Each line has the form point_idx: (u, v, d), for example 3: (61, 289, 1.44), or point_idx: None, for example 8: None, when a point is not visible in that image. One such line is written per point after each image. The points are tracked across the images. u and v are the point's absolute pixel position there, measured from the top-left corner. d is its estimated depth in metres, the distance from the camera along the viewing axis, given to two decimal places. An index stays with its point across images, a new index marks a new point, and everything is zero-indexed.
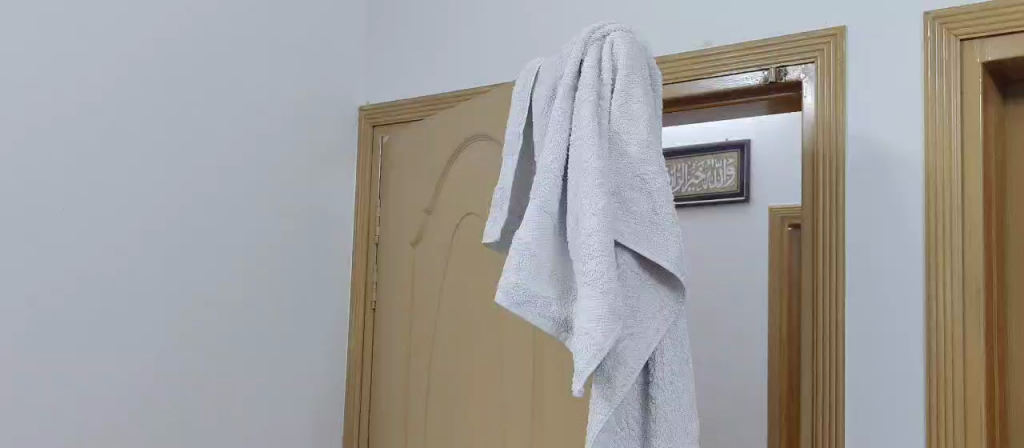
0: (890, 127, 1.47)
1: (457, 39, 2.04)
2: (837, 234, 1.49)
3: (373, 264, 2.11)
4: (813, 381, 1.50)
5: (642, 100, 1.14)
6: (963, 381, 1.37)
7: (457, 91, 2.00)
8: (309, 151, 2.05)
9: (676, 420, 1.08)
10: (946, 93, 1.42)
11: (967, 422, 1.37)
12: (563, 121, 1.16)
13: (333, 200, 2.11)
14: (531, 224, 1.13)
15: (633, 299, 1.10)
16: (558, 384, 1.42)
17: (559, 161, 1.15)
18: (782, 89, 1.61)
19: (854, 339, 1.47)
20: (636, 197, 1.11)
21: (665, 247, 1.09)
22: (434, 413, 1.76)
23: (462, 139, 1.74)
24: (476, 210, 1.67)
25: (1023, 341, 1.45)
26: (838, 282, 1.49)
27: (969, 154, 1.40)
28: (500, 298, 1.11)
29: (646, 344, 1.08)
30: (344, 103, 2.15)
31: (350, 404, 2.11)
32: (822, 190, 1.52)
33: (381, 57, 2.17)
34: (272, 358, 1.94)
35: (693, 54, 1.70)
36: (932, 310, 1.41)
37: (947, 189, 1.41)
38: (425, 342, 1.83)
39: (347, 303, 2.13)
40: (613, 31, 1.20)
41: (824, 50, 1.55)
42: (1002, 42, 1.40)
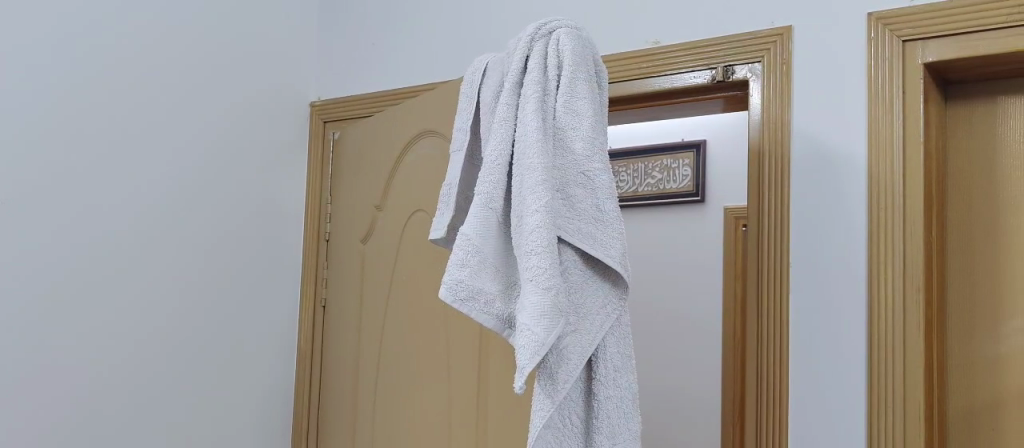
0: (834, 127, 1.48)
1: (410, 35, 2.02)
2: (782, 232, 1.50)
3: (323, 260, 2.09)
4: (759, 381, 1.51)
5: (587, 97, 1.14)
6: (903, 380, 1.39)
7: (409, 87, 1.99)
8: (261, 147, 2.03)
9: (618, 417, 1.08)
10: (890, 93, 1.44)
11: (906, 418, 1.39)
12: (508, 117, 1.16)
13: (284, 197, 2.09)
14: (475, 221, 1.12)
15: (577, 296, 1.10)
16: (504, 381, 1.42)
17: (503, 157, 1.14)
18: (728, 89, 1.62)
19: (796, 338, 1.48)
20: (580, 193, 1.11)
21: (608, 244, 1.09)
22: (381, 412, 1.74)
23: (411, 136, 1.74)
24: (423, 206, 1.66)
25: (960, 339, 1.47)
26: (782, 282, 1.50)
27: (912, 155, 1.42)
28: (443, 294, 1.11)
29: (589, 341, 1.08)
30: (296, 98, 2.13)
31: (298, 404, 2.08)
32: (767, 189, 1.52)
33: (334, 52, 2.15)
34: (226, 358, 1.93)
35: (642, 51, 1.70)
36: (874, 309, 1.42)
37: (890, 187, 1.42)
38: (373, 339, 1.82)
39: (298, 300, 2.11)
40: (560, 28, 1.20)
41: (770, 50, 1.56)
42: (943, 43, 1.42)
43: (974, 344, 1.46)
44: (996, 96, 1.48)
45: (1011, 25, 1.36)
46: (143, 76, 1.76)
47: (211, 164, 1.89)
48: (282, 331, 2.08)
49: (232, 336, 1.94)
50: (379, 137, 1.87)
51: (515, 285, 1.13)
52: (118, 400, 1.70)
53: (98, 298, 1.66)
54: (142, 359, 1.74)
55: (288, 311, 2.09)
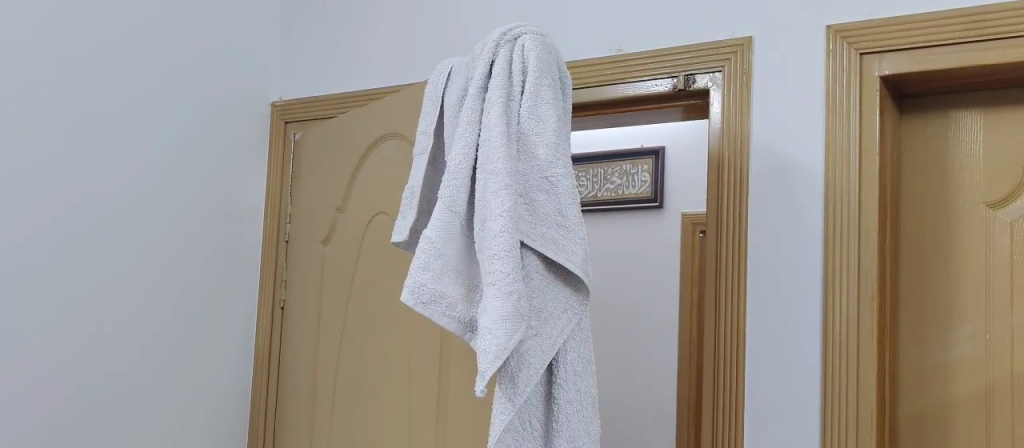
0: (792, 136, 1.51)
1: (373, 37, 2.02)
2: (740, 239, 1.52)
3: (282, 261, 2.08)
4: (716, 385, 1.52)
5: (551, 103, 1.15)
6: (856, 385, 1.42)
7: (371, 90, 1.99)
8: (222, 146, 2.01)
9: (577, 420, 1.09)
10: (847, 104, 1.47)
11: (859, 422, 1.41)
12: (472, 121, 1.17)
13: (245, 197, 2.07)
14: (438, 224, 1.13)
15: (538, 300, 1.10)
16: (465, 383, 1.43)
17: (467, 162, 1.15)
18: (689, 97, 1.64)
19: (753, 342, 1.50)
20: (543, 198, 1.12)
21: (571, 249, 1.10)
22: (340, 413, 1.74)
23: (373, 138, 1.74)
24: (385, 208, 1.66)
25: (912, 345, 1.50)
26: (740, 286, 1.52)
27: (867, 165, 1.45)
28: (406, 297, 1.11)
29: (550, 344, 1.09)
30: (257, 97, 2.11)
31: (255, 404, 2.06)
32: (726, 195, 1.54)
33: (295, 52, 2.14)
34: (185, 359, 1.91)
35: (604, 58, 1.71)
36: (830, 316, 1.44)
37: (846, 197, 1.45)
38: (332, 340, 1.81)
39: (257, 301, 2.10)
40: (525, 33, 1.21)
41: (732, 59, 1.58)
42: (898, 57, 1.45)
43: (925, 350, 1.49)
44: (950, 109, 1.52)
45: (965, 41, 1.40)
46: (102, 72, 1.74)
47: (172, 163, 1.87)
48: (240, 332, 2.06)
49: (190, 337, 1.92)
50: (341, 138, 1.87)
51: (477, 289, 1.14)
52: (74, 400, 1.67)
53: (54, 297, 1.64)
54: (98, 359, 1.72)
55: (246, 311, 2.08)
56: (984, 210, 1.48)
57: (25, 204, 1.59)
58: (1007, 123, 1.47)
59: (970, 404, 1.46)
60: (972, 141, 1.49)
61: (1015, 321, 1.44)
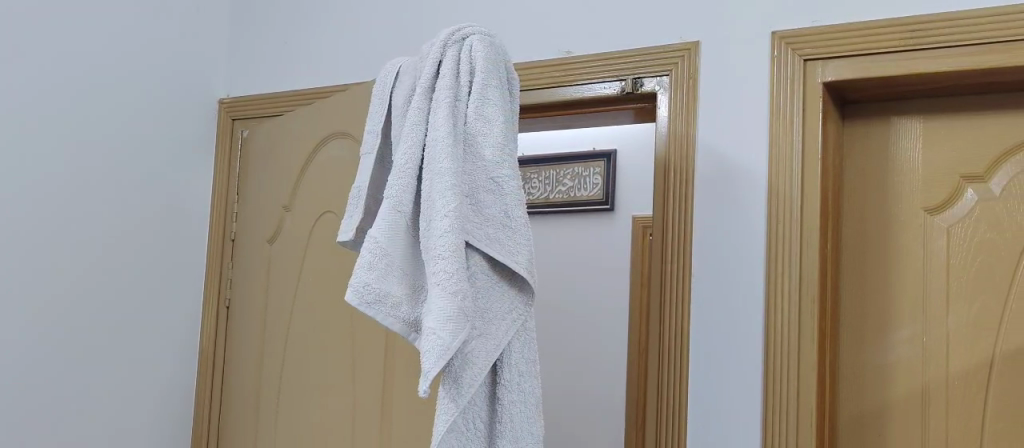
0: (735, 141, 1.53)
1: (321, 35, 2.00)
2: (685, 242, 1.54)
3: (228, 260, 2.05)
4: (659, 388, 1.53)
5: (498, 104, 1.15)
6: (797, 386, 1.44)
7: (320, 88, 1.97)
8: (166, 143, 1.99)
9: (520, 421, 1.09)
10: (789, 110, 1.49)
11: (799, 424, 1.43)
12: (419, 121, 1.17)
13: (189, 194, 2.05)
14: (383, 224, 1.12)
15: (484, 300, 1.10)
16: (411, 384, 1.42)
17: (413, 162, 1.14)
18: (636, 100, 1.65)
19: (697, 344, 1.52)
20: (489, 199, 1.12)
21: (516, 250, 1.10)
22: (284, 415, 1.72)
23: (321, 136, 1.72)
24: (333, 207, 1.65)
25: (853, 348, 1.53)
26: (685, 288, 1.53)
27: (808, 169, 1.47)
28: (350, 296, 1.11)
29: (495, 344, 1.09)
30: (204, 94, 2.09)
31: (198, 404, 2.04)
32: (671, 198, 1.56)
33: (244, 48, 2.12)
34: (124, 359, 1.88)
35: (554, 60, 1.72)
36: (772, 319, 1.46)
37: (788, 201, 1.47)
38: (277, 341, 1.80)
39: (201, 301, 2.07)
40: (473, 34, 1.21)
41: (678, 64, 1.59)
42: (839, 63, 1.47)
43: (864, 353, 1.52)
44: (890, 117, 1.54)
45: (903, 49, 1.43)
46: (35, 66, 1.71)
47: (110, 160, 1.85)
48: (184, 332, 2.03)
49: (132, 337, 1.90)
50: (289, 136, 1.85)
51: (422, 289, 1.14)
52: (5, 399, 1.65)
53: None
54: (30, 357, 1.69)
55: (191, 311, 2.05)
56: (923, 216, 1.50)
57: (24, 204, 1.69)
58: (945, 131, 1.50)
59: (906, 406, 1.48)
60: (912, 148, 1.52)
61: (951, 325, 1.47)
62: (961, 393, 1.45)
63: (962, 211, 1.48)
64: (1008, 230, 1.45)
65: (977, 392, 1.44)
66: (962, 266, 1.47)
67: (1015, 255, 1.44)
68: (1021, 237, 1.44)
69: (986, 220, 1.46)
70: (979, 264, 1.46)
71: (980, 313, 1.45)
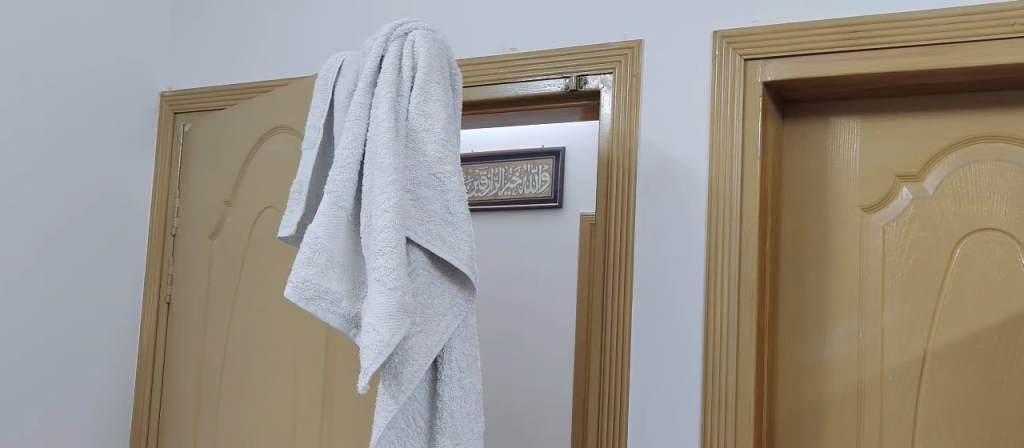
0: (678, 140, 1.54)
1: (264, 28, 1.98)
2: (627, 241, 1.55)
3: (169, 256, 2.02)
4: (600, 387, 1.54)
5: (440, 99, 1.15)
6: (735, 383, 1.46)
7: (263, 82, 1.95)
8: (105, 136, 1.95)
9: (461, 417, 1.09)
10: (731, 109, 1.51)
11: (736, 421, 1.45)
12: (361, 116, 1.16)
13: (127, 189, 2.01)
14: (324, 219, 1.11)
15: (424, 296, 1.10)
16: (351, 382, 1.42)
17: (355, 157, 1.14)
18: (580, 98, 1.66)
19: (639, 341, 1.53)
20: (431, 195, 1.12)
21: (457, 246, 1.10)
22: (225, 414, 1.70)
23: (263, 131, 1.71)
24: (275, 202, 1.64)
25: (790, 345, 1.55)
26: (626, 286, 1.54)
27: (749, 167, 1.49)
28: (290, 292, 1.10)
29: (435, 341, 1.09)
30: (144, 87, 2.05)
31: (138, 404, 2.00)
32: (614, 197, 1.56)
33: (186, 40, 2.09)
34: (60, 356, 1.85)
35: (498, 57, 1.71)
36: (711, 317, 1.48)
37: (728, 198, 1.49)
38: (218, 339, 1.78)
39: (141, 298, 2.04)
40: (415, 29, 1.21)
41: (622, 62, 1.60)
42: (779, 64, 1.49)
43: (802, 349, 1.54)
44: (829, 117, 1.57)
45: (840, 50, 1.45)
46: None
47: (47, 153, 1.82)
48: (122, 330, 2.00)
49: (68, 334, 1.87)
50: (231, 130, 1.83)
51: (363, 286, 1.13)
52: None
53: None
54: None
55: (130, 308, 2.02)
56: (860, 214, 1.53)
57: None
58: (882, 131, 1.53)
59: (842, 401, 1.51)
60: (849, 148, 1.55)
61: (886, 321, 1.49)
62: (895, 389, 1.48)
63: (897, 210, 1.51)
64: (940, 228, 1.48)
65: (910, 387, 1.47)
66: (897, 263, 1.50)
67: (947, 253, 1.47)
68: (953, 235, 1.47)
69: (920, 218, 1.49)
70: (913, 262, 1.49)
71: (913, 310, 1.48)
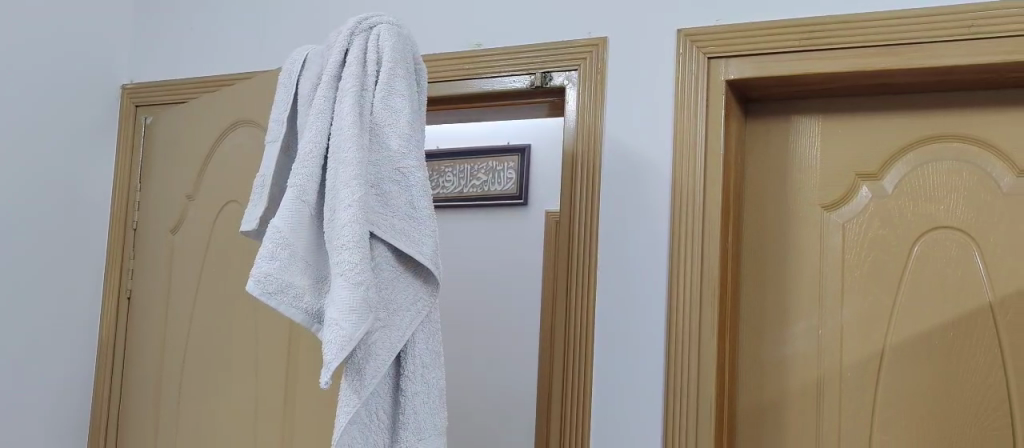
0: (641, 137, 1.55)
1: (228, 20, 1.96)
2: (591, 238, 1.55)
3: (129, 251, 1.99)
4: (564, 385, 1.55)
5: (405, 94, 1.15)
6: (697, 379, 1.47)
7: (227, 75, 1.93)
8: (64, 130, 1.93)
9: (423, 412, 1.09)
10: (694, 107, 1.52)
11: (698, 417, 1.46)
12: (325, 109, 1.15)
13: (87, 184, 1.99)
14: (286, 214, 1.11)
15: (387, 291, 1.10)
16: (313, 377, 1.41)
17: (319, 151, 1.13)
18: (545, 95, 1.66)
19: (602, 338, 1.54)
20: (394, 190, 1.11)
21: (421, 241, 1.10)
22: (186, 411, 1.68)
23: (226, 124, 1.69)
24: (238, 197, 1.62)
25: (751, 340, 1.56)
26: (590, 283, 1.55)
27: (712, 164, 1.50)
28: (251, 286, 1.09)
29: (398, 336, 1.09)
30: (105, 79, 2.03)
31: (97, 402, 1.97)
32: (578, 193, 1.57)
33: (149, 32, 2.06)
34: (15, 352, 1.82)
35: (464, 53, 1.71)
36: (674, 313, 1.49)
37: (691, 195, 1.50)
38: (179, 334, 1.76)
39: (101, 294, 2.01)
40: (380, 23, 1.20)
41: (587, 59, 1.60)
42: (742, 62, 1.51)
43: (763, 345, 1.56)
44: (790, 116, 1.58)
45: (801, 49, 1.46)
46: None
47: (4, 148, 1.79)
48: (80, 328, 1.97)
49: (24, 330, 1.84)
50: (193, 124, 1.81)
51: (326, 280, 1.13)
52: None
53: None
54: None
55: (89, 304, 1.99)
56: (820, 212, 1.55)
57: None
58: (841, 130, 1.55)
59: (802, 397, 1.52)
60: (810, 147, 1.56)
61: (845, 318, 1.51)
62: (853, 384, 1.50)
63: (856, 209, 1.53)
64: (898, 227, 1.50)
65: (868, 383, 1.49)
66: (856, 261, 1.52)
67: (905, 252, 1.49)
68: (909, 235, 1.49)
69: (879, 217, 1.52)
70: (872, 259, 1.51)
71: (872, 307, 1.50)
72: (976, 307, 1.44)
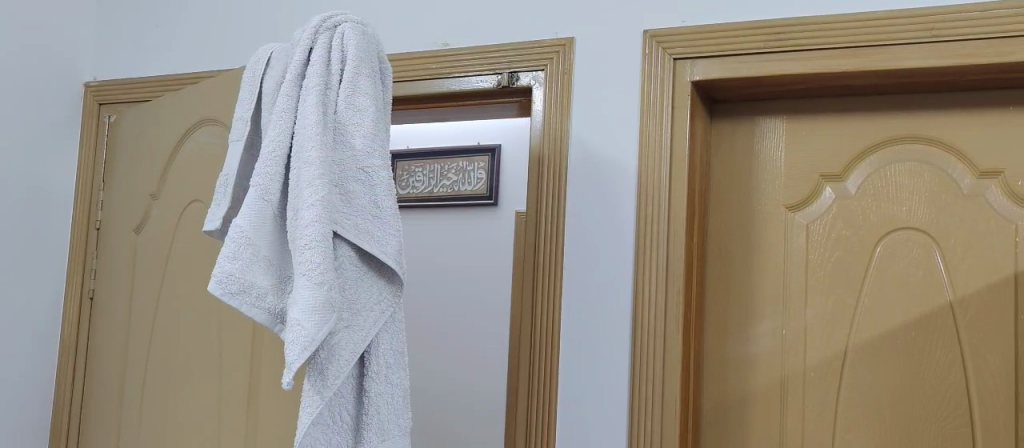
0: (608, 137, 1.55)
1: (193, 18, 1.95)
2: (557, 237, 1.55)
3: (93, 251, 1.97)
4: (529, 386, 1.54)
5: (369, 93, 1.14)
6: (662, 379, 1.47)
7: (191, 73, 1.92)
8: (27, 128, 1.90)
9: (387, 413, 1.08)
10: (660, 107, 1.52)
11: (664, 417, 1.46)
12: (288, 108, 1.14)
13: (49, 183, 1.96)
14: (248, 213, 1.10)
15: (351, 292, 1.09)
16: (277, 378, 1.40)
17: (281, 150, 1.12)
18: (512, 94, 1.66)
19: (568, 339, 1.54)
20: (358, 189, 1.11)
21: (385, 241, 1.09)
22: (148, 413, 1.66)
23: (191, 123, 1.68)
24: (201, 196, 1.61)
25: (717, 340, 1.57)
26: (556, 283, 1.55)
27: (679, 164, 1.51)
28: (213, 286, 1.08)
29: (362, 337, 1.08)
30: (67, 77, 2.00)
31: (58, 404, 1.95)
32: (545, 194, 1.57)
33: (113, 29, 2.04)
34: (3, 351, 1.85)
35: (431, 52, 1.70)
36: (640, 312, 1.49)
37: (657, 195, 1.51)
38: (141, 336, 1.74)
39: (63, 294, 1.99)
40: (345, 22, 1.19)
41: (554, 59, 1.60)
42: (707, 64, 1.51)
43: (727, 345, 1.56)
44: (755, 117, 1.59)
45: (767, 51, 1.47)
46: None
47: None
48: (41, 329, 1.95)
49: (11, 329, 1.87)
50: (157, 123, 1.79)
51: (289, 280, 1.12)
52: None
53: None
54: None
55: (51, 305, 1.97)
56: (785, 213, 1.56)
57: None
58: (806, 131, 1.56)
59: (766, 396, 1.53)
60: (775, 148, 1.57)
61: (809, 318, 1.52)
62: (817, 384, 1.51)
63: (820, 209, 1.54)
64: (862, 227, 1.51)
65: (832, 383, 1.50)
66: (820, 261, 1.53)
67: (868, 252, 1.50)
68: (873, 235, 1.51)
69: (843, 217, 1.53)
70: (835, 259, 1.52)
71: (836, 307, 1.51)
72: (937, 307, 1.46)
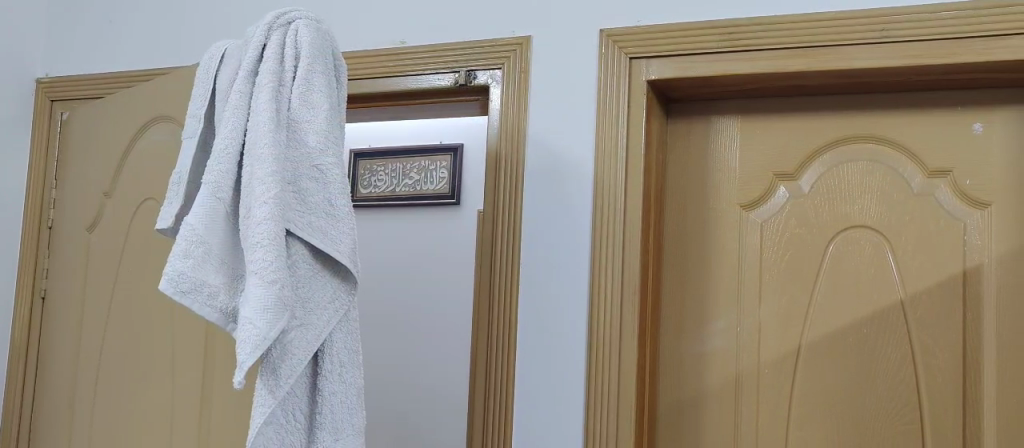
0: (564, 135, 1.55)
1: (147, 13, 1.93)
2: (514, 235, 1.56)
3: (44, 250, 1.94)
4: (485, 385, 1.54)
5: (323, 90, 1.13)
6: (617, 377, 1.48)
7: (145, 69, 1.90)
8: None
9: (341, 412, 1.08)
10: (615, 106, 1.53)
11: (619, 415, 1.47)
12: (241, 105, 1.13)
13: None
14: (200, 211, 1.09)
15: (304, 290, 1.08)
16: (229, 378, 1.39)
17: (234, 148, 1.11)
18: (469, 93, 1.65)
19: (525, 337, 1.54)
20: (312, 187, 1.10)
21: (339, 239, 1.09)
22: (100, 413, 1.64)
23: (144, 120, 1.66)
24: (155, 194, 1.59)
25: (672, 337, 1.58)
26: (513, 282, 1.55)
27: (634, 163, 1.51)
28: (164, 285, 1.06)
29: (316, 335, 1.07)
30: (19, 73, 1.98)
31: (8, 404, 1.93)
32: (502, 192, 1.57)
33: (65, 25, 2.01)
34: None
35: (388, 50, 1.70)
36: (595, 311, 1.49)
37: (613, 193, 1.51)
38: (93, 335, 1.72)
39: (14, 294, 1.96)
40: (299, 19, 1.18)
41: (511, 57, 1.60)
42: (662, 63, 1.52)
43: (683, 342, 1.57)
44: (710, 116, 1.60)
45: (720, 50, 1.48)
46: None
47: None
48: None
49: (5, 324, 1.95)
50: (110, 120, 1.77)
51: (242, 279, 1.11)
52: None
53: None
54: None
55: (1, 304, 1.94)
56: (739, 211, 1.57)
57: None
58: (759, 130, 1.57)
59: (721, 394, 1.54)
60: (729, 147, 1.58)
61: (764, 316, 1.54)
62: (772, 382, 1.52)
63: (774, 208, 1.55)
64: (813, 226, 1.53)
65: (786, 380, 1.51)
66: (774, 260, 1.54)
67: (821, 250, 1.52)
68: (826, 233, 1.52)
69: (796, 216, 1.54)
70: (789, 258, 1.54)
71: (790, 305, 1.52)
72: (889, 305, 1.47)
